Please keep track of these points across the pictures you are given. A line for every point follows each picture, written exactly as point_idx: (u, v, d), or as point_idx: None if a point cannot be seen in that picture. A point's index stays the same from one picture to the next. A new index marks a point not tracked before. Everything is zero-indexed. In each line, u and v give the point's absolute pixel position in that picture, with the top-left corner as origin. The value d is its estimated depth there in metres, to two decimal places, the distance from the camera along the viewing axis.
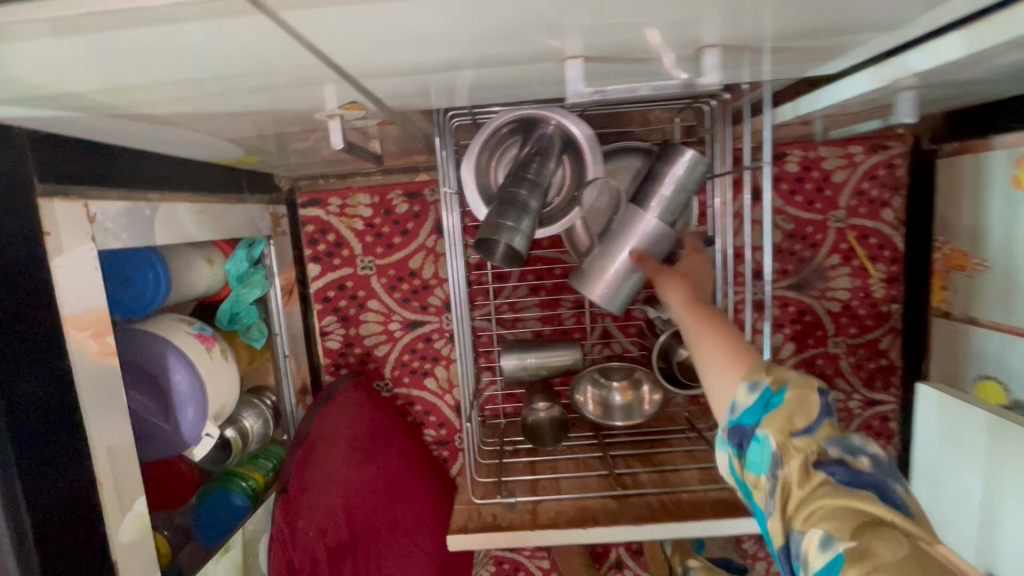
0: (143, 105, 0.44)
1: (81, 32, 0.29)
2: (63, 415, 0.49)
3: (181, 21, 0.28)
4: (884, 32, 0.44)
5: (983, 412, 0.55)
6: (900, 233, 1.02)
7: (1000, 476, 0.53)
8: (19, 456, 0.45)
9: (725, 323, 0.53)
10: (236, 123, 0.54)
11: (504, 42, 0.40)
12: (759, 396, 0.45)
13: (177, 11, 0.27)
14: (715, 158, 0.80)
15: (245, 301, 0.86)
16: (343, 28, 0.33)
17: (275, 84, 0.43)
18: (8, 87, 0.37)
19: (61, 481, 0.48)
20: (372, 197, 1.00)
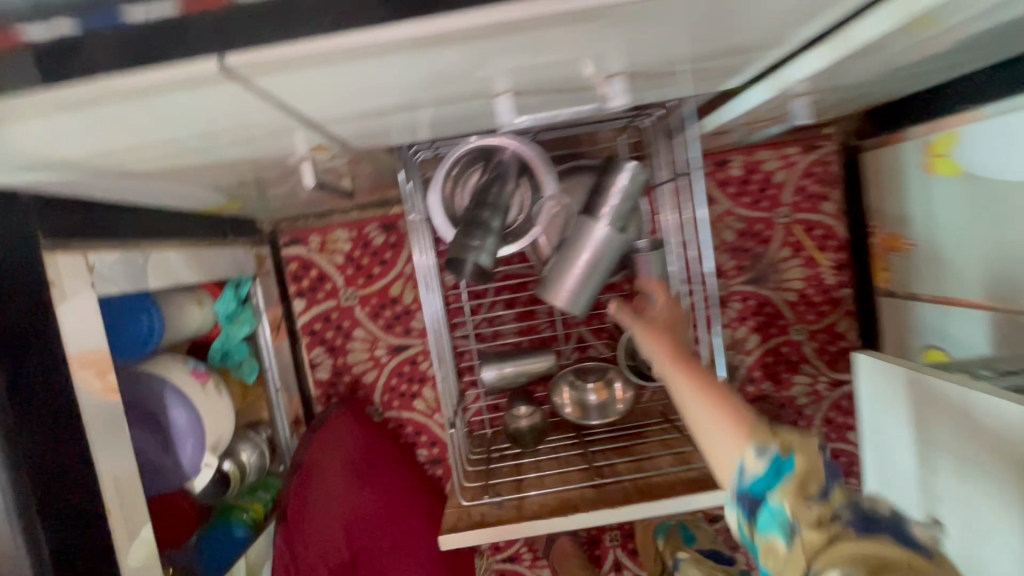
0: (136, 163, 0.50)
1: (86, 107, 0.35)
2: (72, 449, 0.53)
3: (170, 94, 0.35)
4: (765, 52, 0.52)
5: (905, 369, 0.62)
6: (842, 223, 1.10)
7: (928, 424, 0.59)
8: (35, 488, 0.49)
9: (716, 383, 0.52)
10: (218, 173, 0.61)
11: (443, 85, 0.47)
12: (769, 462, 0.45)
13: (166, 86, 0.34)
14: (659, 168, 0.87)
15: (235, 338, 0.91)
16: (303, 87, 0.40)
17: (250, 136, 0.49)
18: (19, 158, 0.43)
19: (73, 511, 0.52)
20: (350, 232, 1.07)
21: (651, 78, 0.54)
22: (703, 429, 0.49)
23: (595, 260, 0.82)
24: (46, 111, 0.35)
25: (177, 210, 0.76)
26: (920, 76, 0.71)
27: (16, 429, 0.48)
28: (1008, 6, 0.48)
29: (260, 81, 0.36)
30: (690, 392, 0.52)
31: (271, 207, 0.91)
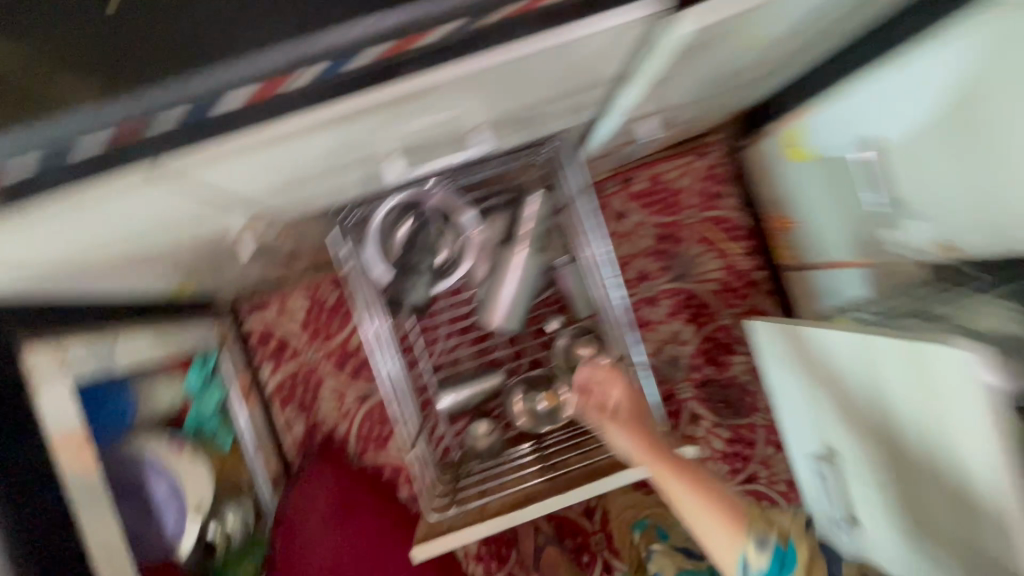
0: (98, 264, 0.59)
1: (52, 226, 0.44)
2: (67, 525, 0.59)
3: (122, 202, 0.45)
4: (603, 90, 0.65)
5: (784, 326, 0.73)
6: (743, 213, 1.24)
7: (809, 368, 0.70)
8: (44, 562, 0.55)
9: (712, 486, 0.66)
10: (172, 260, 0.70)
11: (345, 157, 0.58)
12: (772, 554, 0.62)
13: (117, 197, 0.43)
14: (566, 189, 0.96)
15: (207, 410, 0.97)
16: (230, 179, 0.50)
17: (192, 224, 0.59)
18: None
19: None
20: (307, 295, 1.15)
21: (520, 124, 0.66)
22: (714, 539, 0.63)
23: (519, 283, 0.94)
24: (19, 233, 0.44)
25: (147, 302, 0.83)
26: (755, 85, 0.85)
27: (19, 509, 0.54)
28: (774, 30, 0.62)
29: (188, 183, 0.45)
30: (692, 501, 0.65)
31: (225, 284, 0.99)
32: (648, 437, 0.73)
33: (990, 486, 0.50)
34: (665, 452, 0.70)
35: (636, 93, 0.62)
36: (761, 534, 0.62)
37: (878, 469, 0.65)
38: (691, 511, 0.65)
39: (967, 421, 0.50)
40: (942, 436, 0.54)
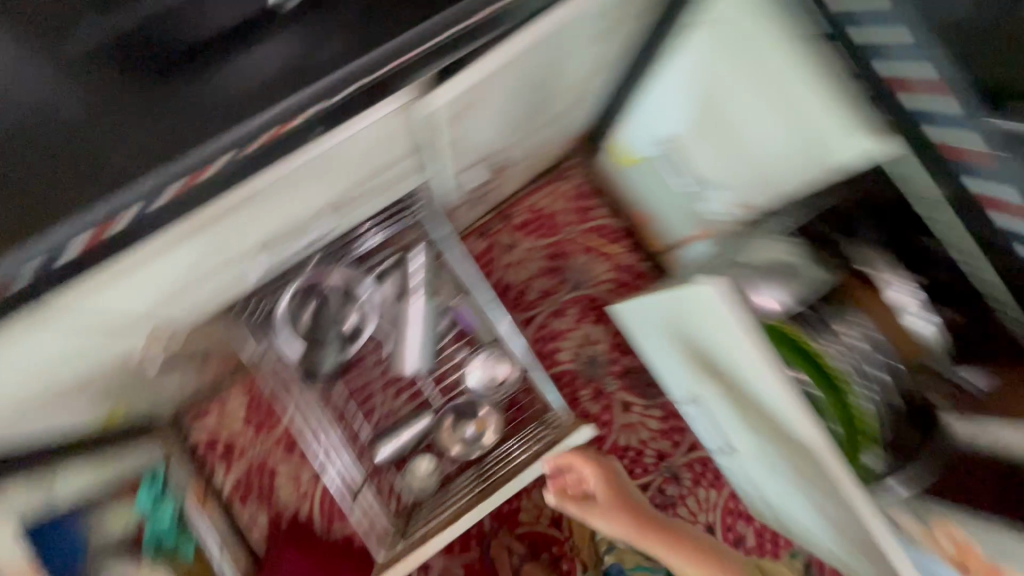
0: (14, 416, 0.66)
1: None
2: None
3: (12, 354, 0.53)
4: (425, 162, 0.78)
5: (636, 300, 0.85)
6: (614, 217, 1.40)
7: (665, 328, 0.82)
8: None
9: (692, 543, 0.90)
10: (86, 394, 0.77)
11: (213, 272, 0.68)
12: None
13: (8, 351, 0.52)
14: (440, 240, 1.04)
15: (161, 524, 1.03)
16: (107, 314, 0.59)
17: (91, 358, 0.67)
18: None
19: None
20: (241, 395, 1.21)
21: (363, 200, 0.79)
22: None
23: (419, 330, 1.05)
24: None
25: (77, 438, 0.89)
26: (566, 117, 1.02)
27: None
28: (539, 79, 0.77)
29: (74, 319, 0.55)
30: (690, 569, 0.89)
31: (157, 404, 1.05)
32: (640, 518, 0.91)
33: (768, 385, 0.63)
34: (655, 529, 0.91)
35: (444, 153, 0.77)
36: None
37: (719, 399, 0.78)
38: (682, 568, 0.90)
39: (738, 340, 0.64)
40: (730, 357, 0.67)
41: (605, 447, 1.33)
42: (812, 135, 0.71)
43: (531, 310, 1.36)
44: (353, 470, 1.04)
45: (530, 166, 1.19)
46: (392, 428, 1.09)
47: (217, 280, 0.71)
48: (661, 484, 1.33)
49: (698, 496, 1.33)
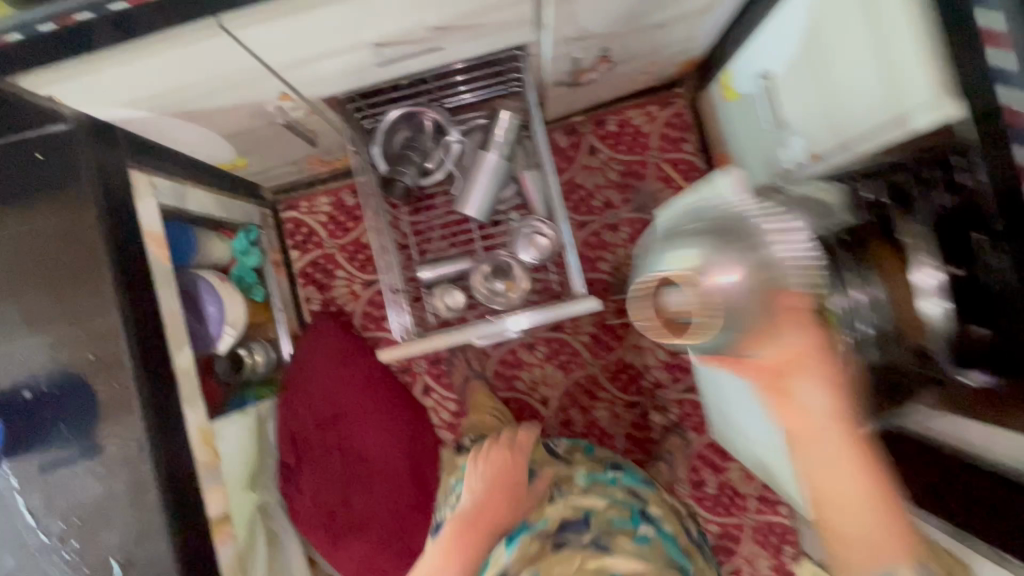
0: (180, 107, 0.87)
1: (147, 55, 0.73)
2: (133, 282, 0.86)
3: (185, 42, 0.72)
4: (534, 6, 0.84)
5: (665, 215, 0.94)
6: (701, 157, 1.43)
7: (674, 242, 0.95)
8: (127, 302, 0.84)
9: (863, 526, 0.55)
10: (230, 122, 0.97)
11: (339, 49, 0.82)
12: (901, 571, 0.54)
13: (189, 37, 0.71)
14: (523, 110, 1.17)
15: (247, 266, 1.27)
16: (257, 44, 0.75)
17: (232, 85, 0.84)
18: (126, 101, 0.81)
19: (145, 324, 0.87)
20: (329, 197, 1.44)
21: (476, 35, 0.89)
22: (854, 528, 0.55)
23: (489, 179, 1.18)
24: (132, 59, 0.73)
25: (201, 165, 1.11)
26: (686, 27, 1.06)
27: (125, 263, 0.85)
28: None
29: (240, 34, 0.72)
30: (858, 524, 0.55)
31: (266, 174, 1.27)
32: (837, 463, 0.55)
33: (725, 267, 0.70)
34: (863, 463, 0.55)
35: (572, 6, 0.84)
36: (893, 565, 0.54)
37: None
38: (828, 492, 0.55)
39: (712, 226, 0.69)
40: None
41: (610, 357, 1.44)
42: (900, 86, 0.70)
43: (591, 216, 1.44)
44: (434, 282, 1.24)
45: (636, 74, 1.24)
46: (434, 256, 1.30)
47: (348, 57, 0.85)
48: (648, 407, 1.44)
49: (675, 430, 1.43)
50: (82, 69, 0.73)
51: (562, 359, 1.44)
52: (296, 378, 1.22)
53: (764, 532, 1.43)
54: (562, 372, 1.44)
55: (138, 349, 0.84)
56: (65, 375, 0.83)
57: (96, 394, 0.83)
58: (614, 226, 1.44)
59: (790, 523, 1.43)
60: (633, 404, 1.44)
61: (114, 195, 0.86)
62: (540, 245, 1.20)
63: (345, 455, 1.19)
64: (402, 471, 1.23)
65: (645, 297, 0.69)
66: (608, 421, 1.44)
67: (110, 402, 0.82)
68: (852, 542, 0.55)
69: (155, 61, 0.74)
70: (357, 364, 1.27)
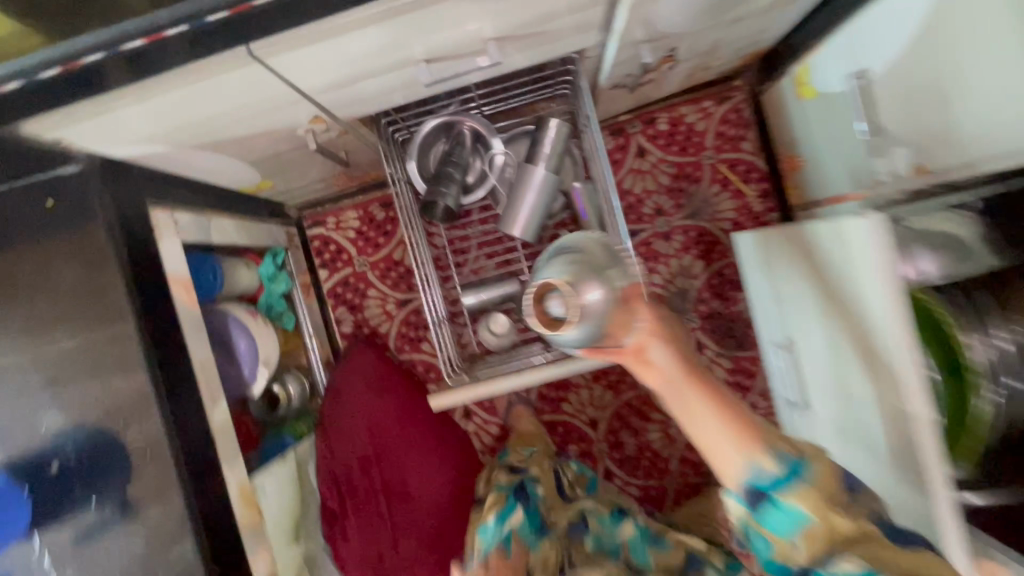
0: (203, 137, 0.77)
1: (170, 88, 0.63)
2: (164, 336, 0.78)
3: (211, 72, 0.62)
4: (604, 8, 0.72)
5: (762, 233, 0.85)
6: (761, 157, 1.30)
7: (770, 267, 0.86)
8: (157, 360, 0.75)
9: (740, 417, 0.61)
10: (257, 148, 0.87)
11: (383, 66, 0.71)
12: (787, 466, 0.60)
13: (215, 66, 0.61)
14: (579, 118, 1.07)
15: (276, 293, 1.19)
16: (291, 69, 0.65)
17: (261, 112, 0.74)
18: (144, 134, 0.72)
19: (178, 381, 0.79)
20: (358, 211, 1.34)
21: (533, 43, 0.77)
22: (717, 446, 0.61)
23: (537, 195, 1.06)
24: (153, 92, 0.64)
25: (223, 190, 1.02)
26: (763, 19, 0.92)
27: (153, 316, 0.77)
28: None
29: (272, 61, 0.63)
30: (721, 432, 0.60)
31: (292, 192, 1.17)
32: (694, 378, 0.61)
33: (879, 321, 0.60)
34: (715, 395, 0.60)
35: (649, 7, 0.72)
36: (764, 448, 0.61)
37: (806, 343, 0.78)
38: (700, 430, 0.60)
39: (869, 276, 0.59)
40: (846, 284, 0.65)
41: None
42: None
43: (640, 224, 1.33)
44: (478, 308, 1.15)
45: (697, 69, 1.11)
46: (477, 278, 1.21)
47: (390, 76, 0.74)
48: None
49: None
50: (99, 106, 0.64)
51: (611, 379, 1.35)
52: (333, 413, 1.13)
53: None
54: (611, 392, 1.35)
55: (172, 411, 0.76)
56: (94, 436, 0.76)
57: (131, 460, 0.75)
58: (665, 235, 1.32)
59: None
60: None
61: (136, 239, 0.77)
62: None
63: (388, 492, 1.10)
64: (448, 507, 1.13)
65: (546, 320, 0.63)
66: (662, 443, 1.35)
67: (147, 470, 0.75)
68: (719, 450, 0.61)
69: (178, 94, 0.65)
70: (395, 395, 1.19)
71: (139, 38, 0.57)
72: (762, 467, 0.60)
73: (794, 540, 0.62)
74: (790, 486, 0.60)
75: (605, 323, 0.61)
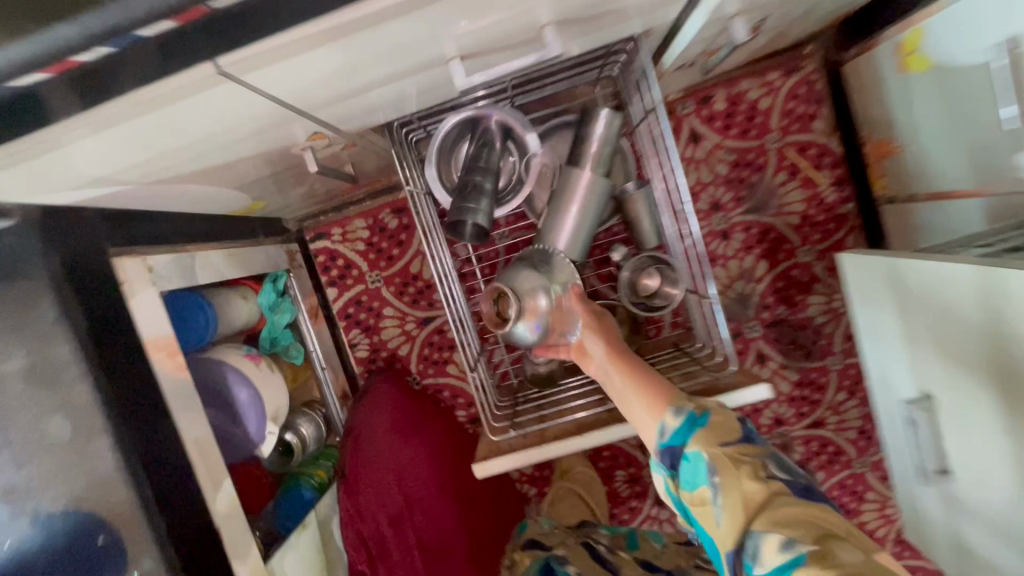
0: (175, 168, 0.60)
1: (119, 122, 0.46)
2: (146, 419, 0.63)
3: (169, 97, 0.44)
4: None
5: (881, 267, 0.67)
6: (836, 138, 1.10)
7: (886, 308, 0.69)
8: (138, 454, 0.61)
9: (645, 374, 0.75)
10: (245, 170, 0.69)
11: (402, 56, 0.52)
12: (686, 418, 0.66)
13: (175, 91, 0.44)
14: (634, 110, 0.90)
15: (279, 325, 1.02)
16: (278, 84, 0.47)
17: (246, 134, 0.57)
18: (93, 172, 0.54)
19: (169, 473, 0.64)
20: (366, 220, 1.16)
21: (593, 25, 0.58)
22: (637, 412, 0.72)
23: (585, 204, 0.88)
24: (96, 129, 0.46)
25: (202, 217, 0.84)
26: None
27: (129, 400, 0.61)
28: None
29: (252, 78, 0.45)
30: (635, 395, 0.73)
31: (289, 205, 1.00)
32: (620, 356, 0.80)
33: None
34: (634, 368, 0.76)
35: None
36: (675, 404, 0.67)
37: (955, 408, 0.62)
38: (625, 400, 0.74)
39: None
40: None
41: None
42: None
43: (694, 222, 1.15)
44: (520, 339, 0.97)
45: (772, 39, 0.90)
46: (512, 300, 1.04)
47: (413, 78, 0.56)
48: None
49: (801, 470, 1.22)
50: (28, 152, 0.48)
51: None
52: (358, 465, 0.99)
53: None
54: None
55: (162, 513, 0.62)
56: (76, 523, 0.63)
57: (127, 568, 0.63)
58: (722, 234, 1.15)
59: (933, 566, 1.25)
60: None
61: (103, 301, 0.61)
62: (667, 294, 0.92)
63: (427, 551, 0.96)
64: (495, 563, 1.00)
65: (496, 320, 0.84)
66: None
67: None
68: (642, 418, 0.71)
69: (132, 128, 0.48)
70: (423, 439, 1.05)
71: (34, 70, 0.39)
72: (668, 424, 0.66)
73: (716, 520, 0.59)
74: (684, 439, 0.65)
75: (549, 322, 0.85)
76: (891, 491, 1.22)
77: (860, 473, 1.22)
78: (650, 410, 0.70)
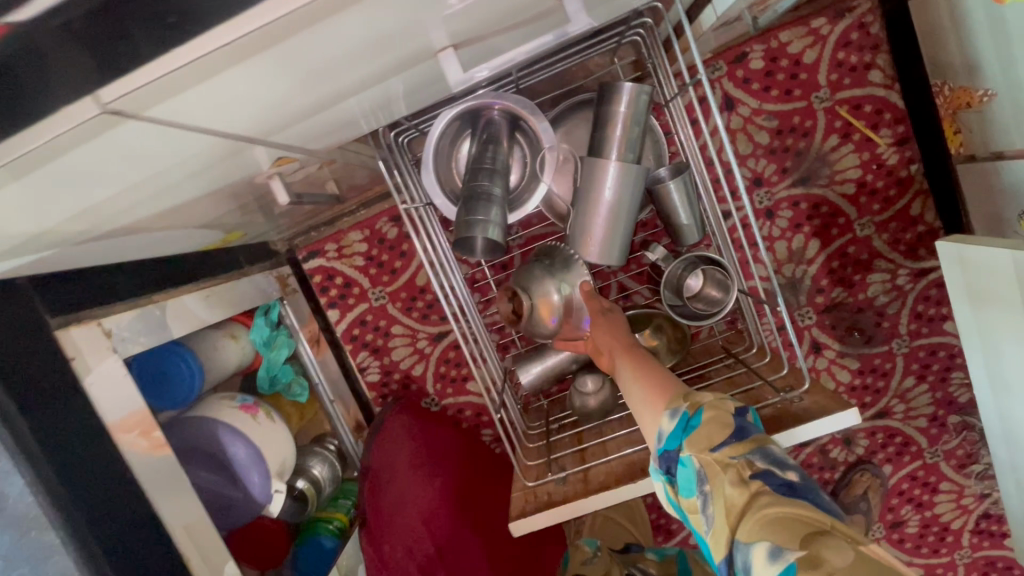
0: (110, 221, 0.48)
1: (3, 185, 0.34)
2: (121, 517, 0.53)
3: (55, 151, 0.32)
4: None
5: (992, 260, 0.56)
6: (896, 90, 0.94)
7: (997, 305, 0.59)
8: (112, 564, 0.51)
9: (655, 368, 0.64)
10: (205, 207, 0.57)
11: (382, 51, 0.39)
12: (680, 420, 0.54)
13: (57, 143, 0.31)
14: (663, 85, 0.76)
15: (277, 362, 0.91)
16: (203, 113, 0.35)
17: (188, 173, 0.44)
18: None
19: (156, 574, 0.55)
20: (363, 232, 1.04)
21: None
22: (637, 410, 0.62)
23: (614, 201, 0.74)
24: None
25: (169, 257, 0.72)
26: None
27: (95, 501, 0.51)
28: None
29: (159, 113, 0.32)
30: (636, 391, 0.63)
31: (271, 227, 0.88)
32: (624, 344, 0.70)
33: None
34: (639, 359, 0.67)
35: None
36: (670, 405, 0.56)
37: None
38: (627, 395, 0.64)
39: None
40: None
41: None
42: None
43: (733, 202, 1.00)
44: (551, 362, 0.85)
45: None
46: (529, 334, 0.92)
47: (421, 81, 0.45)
48: (826, 444, 1.11)
49: (864, 466, 1.11)
50: None
51: None
52: (381, 511, 0.91)
53: (982, 566, 1.16)
54: None
55: None
56: None
57: None
58: (766, 213, 1.00)
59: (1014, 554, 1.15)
60: (805, 441, 1.10)
61: (49, 389, 0.51)
62: (710, 298, 0.81)
63: None
64: None
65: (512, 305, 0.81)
66: None
67: None
68: (643, 414, 0.60)
69: (26, 189, 0.36)
70: (448, 474, 0.94)
71: None
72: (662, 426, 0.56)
73: (708, 530, 0.50)
74: (676, 443, 0.54)
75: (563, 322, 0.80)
76: (967, 480, 1.11)
77: (933, 464, 1.10)
78: (649, 410, 0.59)
